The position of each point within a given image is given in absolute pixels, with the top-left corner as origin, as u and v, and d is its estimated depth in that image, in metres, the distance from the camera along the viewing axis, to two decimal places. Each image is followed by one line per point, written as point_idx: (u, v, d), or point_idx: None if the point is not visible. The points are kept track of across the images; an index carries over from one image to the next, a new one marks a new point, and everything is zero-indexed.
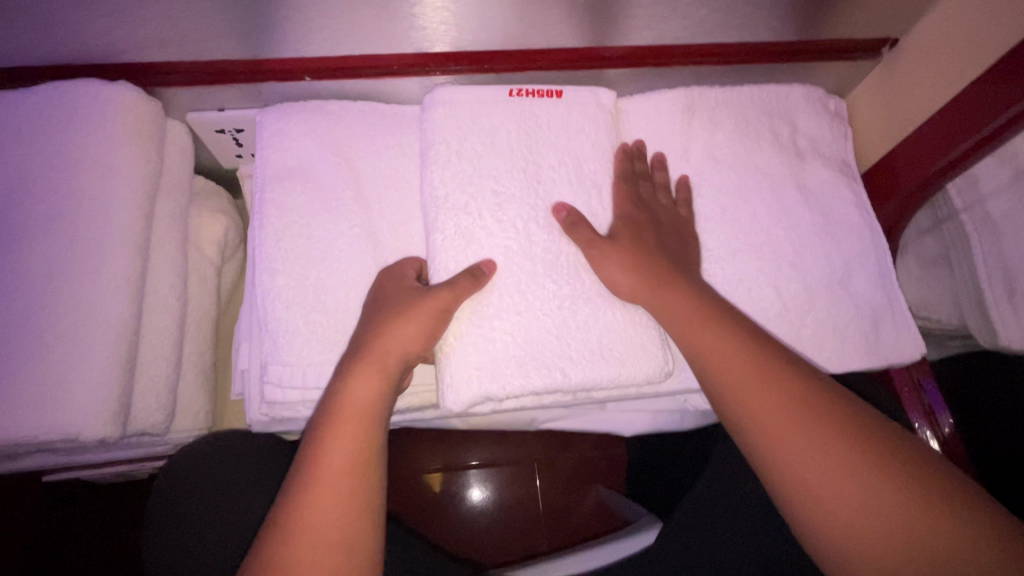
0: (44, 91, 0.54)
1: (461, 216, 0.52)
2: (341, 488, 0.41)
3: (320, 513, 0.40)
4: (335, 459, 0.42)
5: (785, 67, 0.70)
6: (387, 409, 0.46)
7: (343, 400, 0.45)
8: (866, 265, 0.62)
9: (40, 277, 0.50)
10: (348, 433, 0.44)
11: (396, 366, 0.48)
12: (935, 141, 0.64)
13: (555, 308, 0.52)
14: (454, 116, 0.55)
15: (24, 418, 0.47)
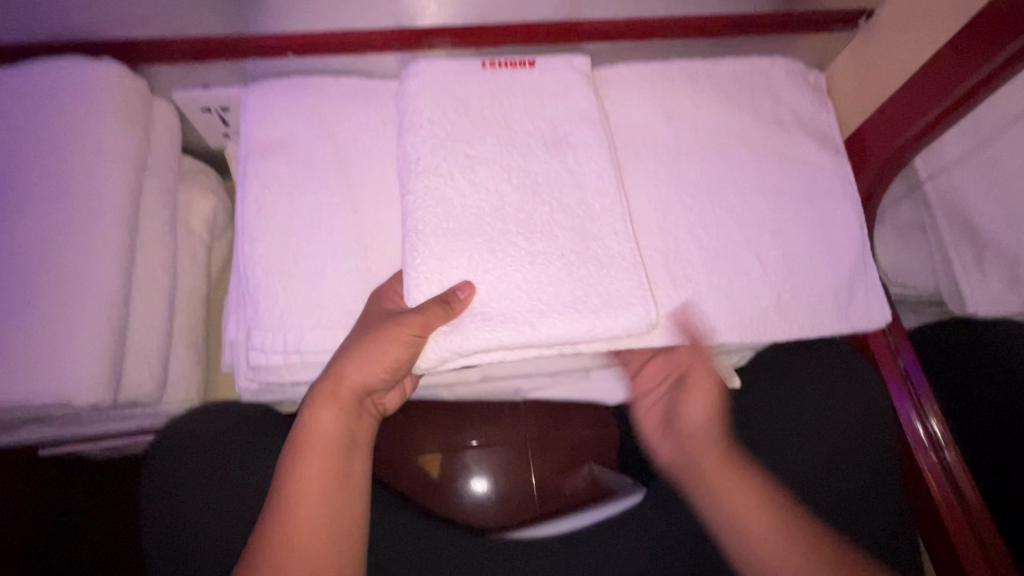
0: (33, 70, 0.56)
1: (435, 179, 0.54)
2: (315, 509, 0.48)
3: (298, 529, 0.47)
4: (308, 485, 0.49)
5: (761, 40, 0.71)
6: (348, 435, 0.52)
7: (308, 432, 0.51)
8: (842, 227, 0.62)
9: (31, 247, 0.51)
10: (314, 461, 0.50)
11: (355, 394, 0.53)
12: (909, 109, 0.65)
13: (526, 263, 0.53)
14: (430, 85, 0.57)
15: (19, 382, 0.48)
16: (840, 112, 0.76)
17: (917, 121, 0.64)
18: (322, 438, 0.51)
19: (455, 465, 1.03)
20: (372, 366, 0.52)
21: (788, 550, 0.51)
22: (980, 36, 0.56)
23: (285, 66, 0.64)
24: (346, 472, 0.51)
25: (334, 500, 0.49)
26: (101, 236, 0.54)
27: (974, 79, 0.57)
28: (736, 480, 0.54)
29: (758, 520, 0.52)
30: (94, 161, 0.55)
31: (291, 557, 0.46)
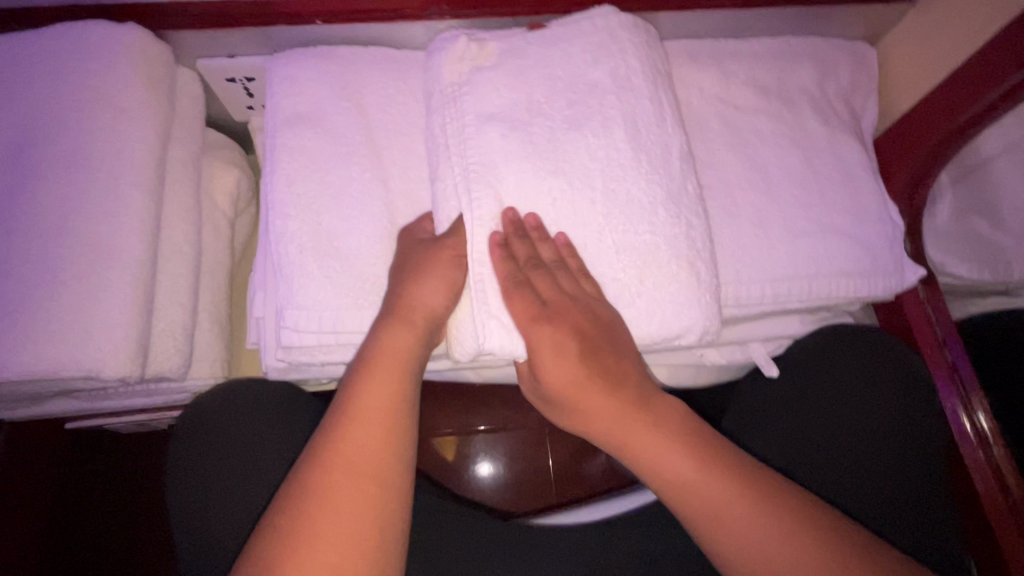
0: (57, 33, 0.54)
1: (465, 162, 0.51)
2: (377, 426, 0.44)
3: (356, 442, 0.43)
4: (372, 406, 0.45)
5: (811, 11, 0.68)
6: (415, 364, 0.48)
7: (379, 349, 0.48)
8: (867, 210, 0.64)
9: (57, 215, 0.50)
10: (383, 384, 0.46)
11: (425, 322, 0.50)
12: (970, 86, 0.60)
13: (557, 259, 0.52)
14: (459, 57, 0.54)
15: (44, 354, 0.47)
16: (892, 89, 0.72)
17: (972, 105, 0.60)
18: (393, 358, 0.47)
19: (471, 450, 1.03)
20: (437, 293, 0.50)
21: (752, 503, 0.45)
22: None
23: (314, 34, 0.62)
24: (412, 409, 0.46)
25: (395, 430, 0.44)
26: (126, 207, 0.52)
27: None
28: (644, 428, 0.48)
29: (681, 469, 0.47)
30: (119, 129, 0.53)
31: (349, 462, 0.42)
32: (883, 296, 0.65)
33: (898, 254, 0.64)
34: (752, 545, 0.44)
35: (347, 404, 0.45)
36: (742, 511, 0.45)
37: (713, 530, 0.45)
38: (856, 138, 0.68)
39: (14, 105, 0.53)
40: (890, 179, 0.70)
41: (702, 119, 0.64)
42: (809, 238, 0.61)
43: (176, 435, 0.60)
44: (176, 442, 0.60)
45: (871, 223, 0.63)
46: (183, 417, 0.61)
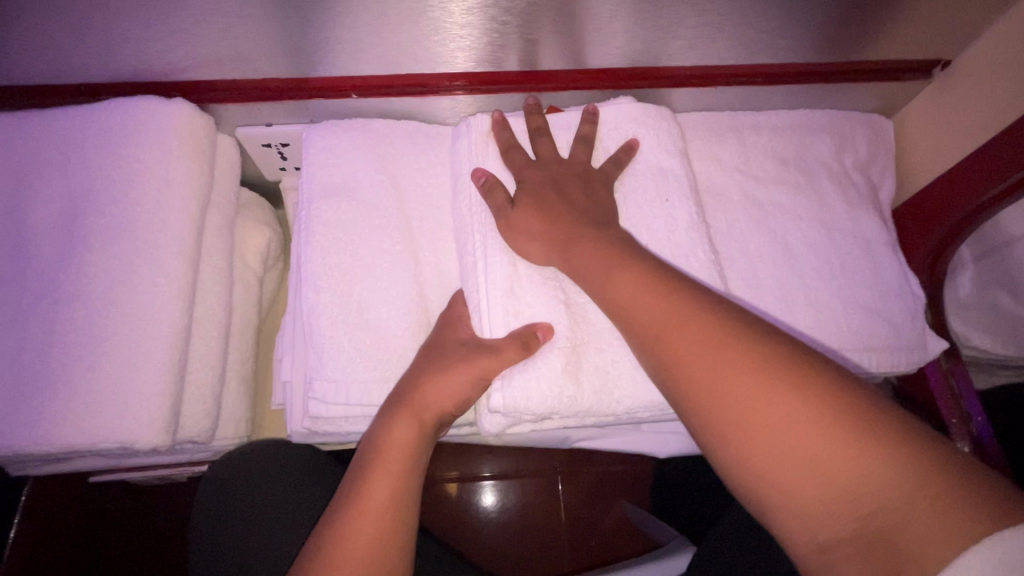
0: (109, 109, 0.57)
1: (491, 238, 0.53)
2: (381, 522, 0.45)
3: (358, 536, 0.43)
4: (375, 501, 0.46)
5: (827, 87, 0.70)
6: (418, 460, 0.50)
7: (383, 444, 0.49)
8: (887, 284, 0.64)
9: (100, 287, 0.52)
10: (384, 478, 0.47)
11: (430, 417, 0.51)
12: (989, 168, 0.61)
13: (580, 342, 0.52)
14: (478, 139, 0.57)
15: (83, 422, 0.49)
16: (908, 162, 0.73)
17: (991, 187, 0.60)
18: (396, 452, 0.49)
19: (481, 502, 1.02)
20: (448, 395, 0.51)
21: (814, 432, 0.36)
22: None
23: (349, 105, 0.65)
24: (413, 500, 0.48)
25: (398, 527, 0.45)
26: (165, 275, 0.54)
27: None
28: (676, 328, 0.42)
29: (736, 383, 0.38)
30: (162, 200, 0.56)
31: (350, 557, 0.42)
32: (905, 370, 0.65)
33: (920, 327, 0.64)
34: (788, 448, 0.36)
35: (351, 500, 0.46)
36: (804, 425, 0.36)
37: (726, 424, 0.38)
38: (875, 210, 0.69)
39: (65, 176, 0.56)
40: (909, 250, 0.71)
41: (723, 191, 0.65)
42: (830, 312, 0.62)
43: (200, 494, 0.61)
44: (199, 503, 0.60)
45: (892, 297, 0.64)
46: (207, 476, 0.62)
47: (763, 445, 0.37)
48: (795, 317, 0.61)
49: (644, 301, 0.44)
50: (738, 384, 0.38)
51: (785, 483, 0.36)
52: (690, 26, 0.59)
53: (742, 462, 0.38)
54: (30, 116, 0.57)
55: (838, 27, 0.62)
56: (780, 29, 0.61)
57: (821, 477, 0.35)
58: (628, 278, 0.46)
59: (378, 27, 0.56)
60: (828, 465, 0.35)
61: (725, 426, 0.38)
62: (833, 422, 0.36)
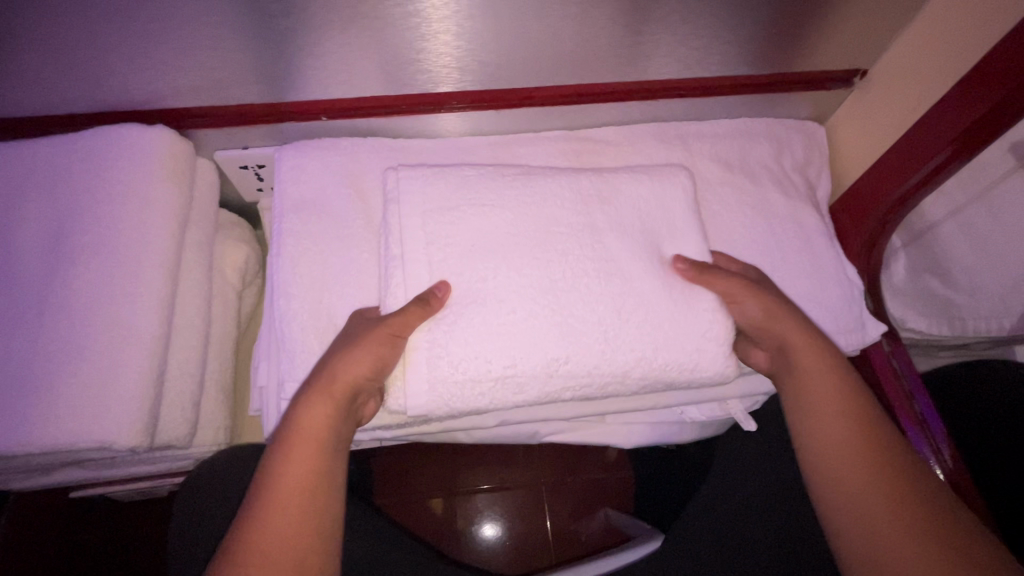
0: (91, 135, 0.61)
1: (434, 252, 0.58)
2: (294, 506, 0.47)
3: (268, 521, 0.46)
4: (284, 487, 0.47)
5: (762, 97, 0.77)
6: (336, 435, 0.51)
7: (297, 423, 0.50)
8: (825, 274, 0.69)
9: (83, 298, 0.56)
10: (300, 461, 0.49)
11: (344, 393, 0.53)
12: (897, 169, 0.69)
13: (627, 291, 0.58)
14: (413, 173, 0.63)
15: (66, 425, 0.52)
16: (842, 163, 0.79)
17: (901, 186, 0.68)
18: (310, 431, 0.50)
19: (466, 510, 1.03)
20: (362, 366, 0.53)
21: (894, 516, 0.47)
22: (952, 109, 0.61)
23: (319, 127, 0.70)
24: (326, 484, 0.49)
25: (286, 513, 0.46)
26: (146, 288, 0.58)
27: (952, 145, 0.61)
28: (832, 408, 0.54)
29: (856, 468, 0.51)
30: (143, 218, 0.60)
31: (269, 554, 0.45)
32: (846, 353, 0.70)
33: (859, 312, 0.69)
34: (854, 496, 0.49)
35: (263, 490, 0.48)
36: (874, 487, 0.49)
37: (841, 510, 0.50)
38: (813, 206, 0.74)
39: (51, 199, 0.60)
40: (847, 242, 0.76)
41: None
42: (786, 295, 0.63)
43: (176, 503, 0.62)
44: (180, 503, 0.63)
45: (830, 283, 0.69)
46: (184, 485, 0.64)
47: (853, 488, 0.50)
48: None
49: (829, 388, 0.55)
50: (839, 447, 0.52)
51: (856, 516, 0.49)
52: (629, 45, 0.66)
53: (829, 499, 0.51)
54: (20, 144, 0.61)
55: (763, 42, 0.68)
56: (712, 46, 0.68)
57: (875, 506, 0.48)
58: (815, 369, 0.56)
59: (343, 55, 0.61)
60: (868, 491, 0.49)
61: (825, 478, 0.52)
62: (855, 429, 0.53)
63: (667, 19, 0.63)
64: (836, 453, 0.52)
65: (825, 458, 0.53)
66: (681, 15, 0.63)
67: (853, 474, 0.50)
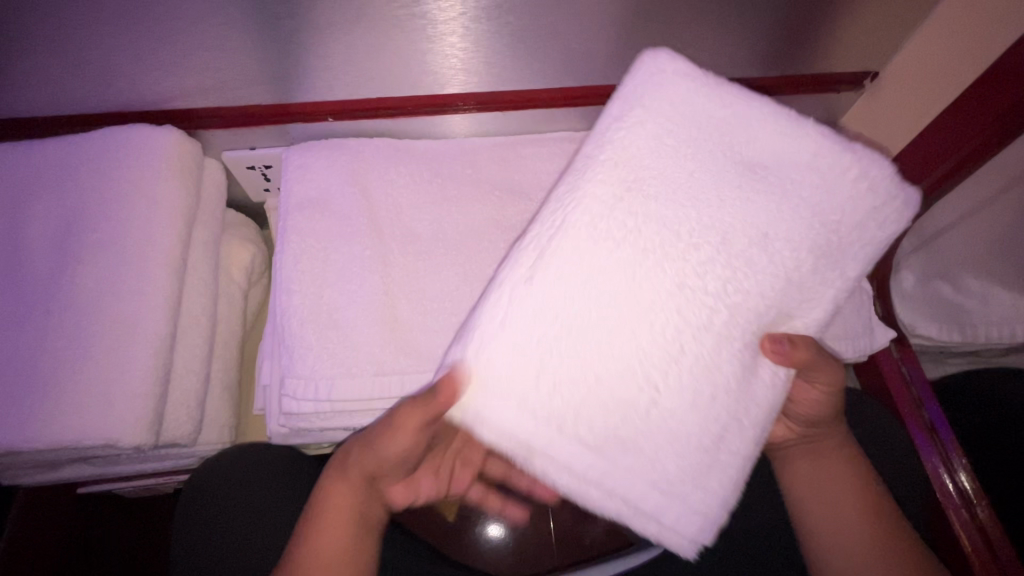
0: (101, 136, 0.62)
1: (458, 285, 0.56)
2: (341, 531, 0.52)
3: (326, 549, 0.50)
4: (337, 505, 0.53)
5: (771, 99, 0.76)
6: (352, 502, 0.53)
7: (326, 500, 0.53)
8: None
9: (90, 296, 0.56)
10: (338, 507, 0.52)
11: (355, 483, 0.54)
12: (908, 173, 0.68)
13: (693, 268, 0.43)
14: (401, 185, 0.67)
15: (72, 422, 0.53)
16: None
17: (912, 190, 0.67)
18: (350, 472, 0.54)
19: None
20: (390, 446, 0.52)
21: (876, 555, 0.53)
22: (965, 112, 0.60)
23: (325, 127, 0.71)
24: (362, 510, 0.54)
25: (362, 532, 0.53)
26: (153, 288, 0.58)
27: (965, 148, 0.60)
28: (846, 482, 0.57)
29: (864, 548, 0.54)
30: (150, 218, 0.60)
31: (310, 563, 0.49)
32: (853, 358, 0.69)
33: (868, 317, 0.68)
34: (861, 565, 0.53)
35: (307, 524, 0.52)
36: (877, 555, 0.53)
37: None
38: None
39: (60, 198, 0.60)
40: None
41: None
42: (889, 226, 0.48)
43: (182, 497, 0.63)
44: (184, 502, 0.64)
45: (839, 287, 0.68)
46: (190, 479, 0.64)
47: (857, 554, 0.54)
48: None
49: (840, 463, 0.58)
50: (848, 520, 0.55)
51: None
52: (636, 46, 0.65)
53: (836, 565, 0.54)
54: (32, 143, 0.62)
55: (772, 43, 0.67)
56: (721, 47, 0.67)
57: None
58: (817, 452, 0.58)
59: (348, 55, 0.61)
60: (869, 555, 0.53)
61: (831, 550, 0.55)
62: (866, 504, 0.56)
63: (672, 20, 0.63)
64: (845, 527, 0.55)
65: (833, 532, 0.55)
66: (685, 15, 0.63)
67: (869, 549, 0.54)
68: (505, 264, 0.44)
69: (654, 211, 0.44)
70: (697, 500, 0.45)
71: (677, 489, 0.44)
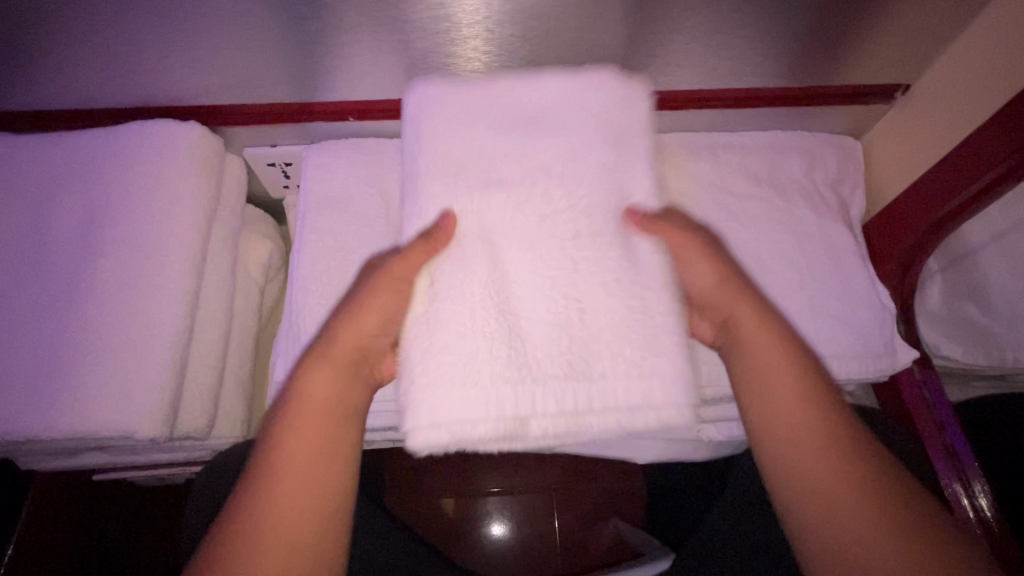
0: (126, 130, 0.63)
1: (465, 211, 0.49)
2: (301, 505, 0.43)
3: (284, 501, 0.43)
4: (295, 458, 0.44)
5: (797, 109, 0.74)
6: (327, 464, 0.45)
7: (301, 393, 0.47)
8: (854, 295, 0.67)
9: (111, 289, 0.57)
10: (297, 472, 0.44)
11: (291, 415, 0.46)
12: (941, 189, 0.66)
13: (581, 214, 0.50)
14: (448, 113, 0.52)
15: (90, 412, 0.53)
16: (878, 180, 0.77)
17: (943, 207, 0.65)
18: (316, 404, 0.47)
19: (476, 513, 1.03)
20: (326, 386, 0.48)
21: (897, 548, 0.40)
22: (1003, 128, 0.58)
23: (346, 127, 0.71)
24: (327, 454, 0.45)
25: (314, 505, 0.43)
26: (172, 282, 0.59)
27: (1000, 167, 0.58)
28: (811, 406, 0.46)
29: (838, 500, 0.42)
30: (172, 213, 0.61)
31: (256, 546, 0.41)
32: (875, 379, 0.67)
33: (889, 336, 0.66)
34: (845, 517, 0.42)
35: (251, 482, 0.43)
36: (855, 508, 0.42)
37: (822, 530, 0.42)
38: (846, 225, 0.72)
39: (86, 191, 0.61)
40: (880, 262, 0.74)
41: (698, 204, 0.69)
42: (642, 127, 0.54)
43: (194, 489, 0.64)
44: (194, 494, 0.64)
45: (860, 305, 0.67)
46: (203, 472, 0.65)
47: (814, 466, 0.44)
48: None
49: (794, 400, 0.46)
50: (801, 445, 0.45)
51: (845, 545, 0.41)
52: (661, 53, 0.64)
53: (792, 489, 0.44)
54: (61, 136, 0.63)
55: (801, 54, 0.66)
56: (747, 56, 0.66)
57: (852, 534, 0.41)
58: (784, 381, 0.47)
59: (371, 56, 0.62)
60: (844, 510, 0.42)
61: (787, 473, 0.45)
62: (829, 432, 0.45)
63: (700, 30, 0.62)
64: (801, 453, 0.45)
65: (792, 455, 0.45)
66: (714, 25, 0.61)
67: (822, 469, 0.44)
68: (422, 185, 0.51)
69: (517, 104, 0.53)
70: (665, 364, 0.47)
71: (638, 414, 0.47)
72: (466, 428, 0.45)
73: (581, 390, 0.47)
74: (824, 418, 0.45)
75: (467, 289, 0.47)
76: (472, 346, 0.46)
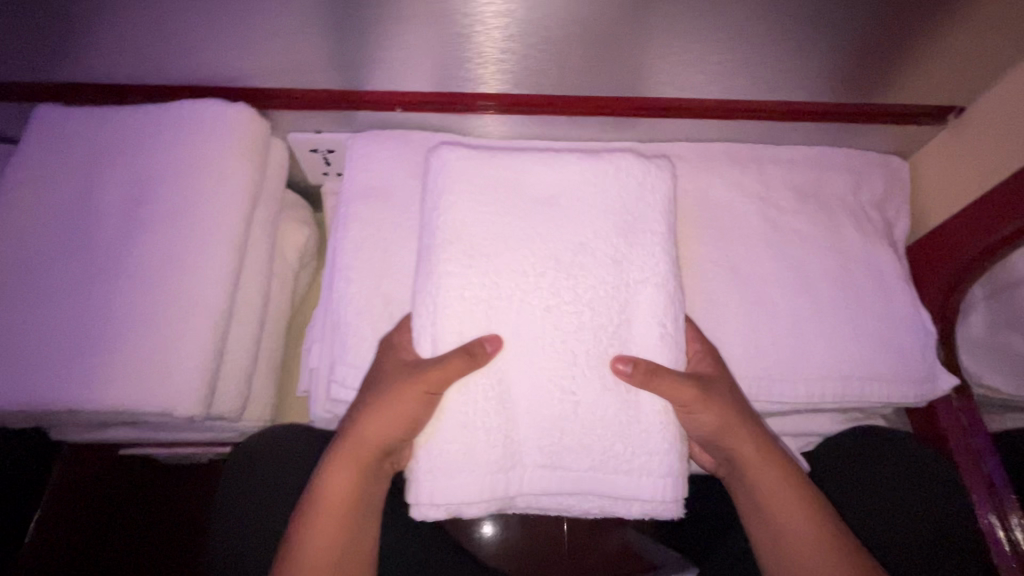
0: (176, 109, 0.63)
1: (473, 288, 0.52)
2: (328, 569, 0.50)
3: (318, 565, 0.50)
4: (326, 517, 0.52)
5: (846, 126, 0.73)
6: (343, 547, 0.52)
7: (323, 494, 0.52)
8: (897, 318, 0.66)
9: (154, 266, 0.57)
10: (326, 543, 0.51)
11: (335, 513, 0.52)
12: (992, 215, 0.65)
13: (588, 331, 0.52)
14: (465, 180, 0.55)
15: (127, 388, 0.54)
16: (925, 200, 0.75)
17: (994, 234, 0.64)
18: (337, 500, 0.52)
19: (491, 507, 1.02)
20: (344, 482, 0.52)
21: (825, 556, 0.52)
22: None
23: (392, 117, 0.71)
24: (355, 501, 0.53)
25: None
26: (214, 262, 0.59)
27: None
28: (779, 478, 0.55)
29: (811, 555, 0.52)
30: (217, 193, 0.61)
31: (312, 564, 0.50)
32: (914, 403, 0.66)
33: (931, 362, 0.65)
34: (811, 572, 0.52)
35: (299, 533, 0.51)
36: (828, 568, 0.52)
37: None
38: (891, 247, 0.70)
39: (134, 167, 0.62)
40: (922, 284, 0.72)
41: (742, 216, 0.68)
42: (648, 213, 0.55)
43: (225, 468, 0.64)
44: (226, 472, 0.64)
45: (901, 329, 0.66)
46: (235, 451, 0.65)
47: (794, 531, 0.53)
48: (800, 343, 0.63)
49: (772, 477, 0.55)
50: (786, 512, 0.54)
51: None
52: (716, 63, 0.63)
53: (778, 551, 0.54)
54: (112, 111, 0.63)
55: (856, 71, 0.65)
56: (802, 71, 0.65)
57: None
58: (774, 468, 0.55)
59: (422, 49, 0.61)
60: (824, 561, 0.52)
61: (769, 535, 0.55)
62: (806, 506, 0.54)
63: (757, 43, 0.61)
64: (781, 515, 0.54)
65: (772, 517, 0.54)
66: (772, 40, 0.60)
67: (804, 531, 0.53)
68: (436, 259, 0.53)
69: (525, 184, 0.55)
70: (656, 466, 0.53)
71: (616, 477, 0.53)
72: (465, 509, 0.52)
73: (559, 471, 0.53)
74: (801, 488, 0.55)
75: (487, 382, 0.51)
76: (477, 453, 0.51)
